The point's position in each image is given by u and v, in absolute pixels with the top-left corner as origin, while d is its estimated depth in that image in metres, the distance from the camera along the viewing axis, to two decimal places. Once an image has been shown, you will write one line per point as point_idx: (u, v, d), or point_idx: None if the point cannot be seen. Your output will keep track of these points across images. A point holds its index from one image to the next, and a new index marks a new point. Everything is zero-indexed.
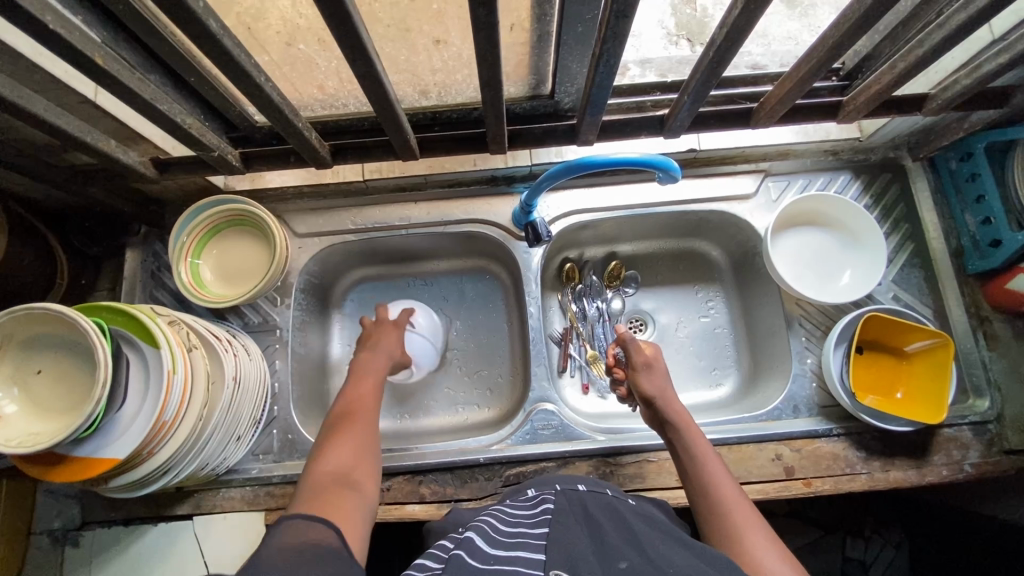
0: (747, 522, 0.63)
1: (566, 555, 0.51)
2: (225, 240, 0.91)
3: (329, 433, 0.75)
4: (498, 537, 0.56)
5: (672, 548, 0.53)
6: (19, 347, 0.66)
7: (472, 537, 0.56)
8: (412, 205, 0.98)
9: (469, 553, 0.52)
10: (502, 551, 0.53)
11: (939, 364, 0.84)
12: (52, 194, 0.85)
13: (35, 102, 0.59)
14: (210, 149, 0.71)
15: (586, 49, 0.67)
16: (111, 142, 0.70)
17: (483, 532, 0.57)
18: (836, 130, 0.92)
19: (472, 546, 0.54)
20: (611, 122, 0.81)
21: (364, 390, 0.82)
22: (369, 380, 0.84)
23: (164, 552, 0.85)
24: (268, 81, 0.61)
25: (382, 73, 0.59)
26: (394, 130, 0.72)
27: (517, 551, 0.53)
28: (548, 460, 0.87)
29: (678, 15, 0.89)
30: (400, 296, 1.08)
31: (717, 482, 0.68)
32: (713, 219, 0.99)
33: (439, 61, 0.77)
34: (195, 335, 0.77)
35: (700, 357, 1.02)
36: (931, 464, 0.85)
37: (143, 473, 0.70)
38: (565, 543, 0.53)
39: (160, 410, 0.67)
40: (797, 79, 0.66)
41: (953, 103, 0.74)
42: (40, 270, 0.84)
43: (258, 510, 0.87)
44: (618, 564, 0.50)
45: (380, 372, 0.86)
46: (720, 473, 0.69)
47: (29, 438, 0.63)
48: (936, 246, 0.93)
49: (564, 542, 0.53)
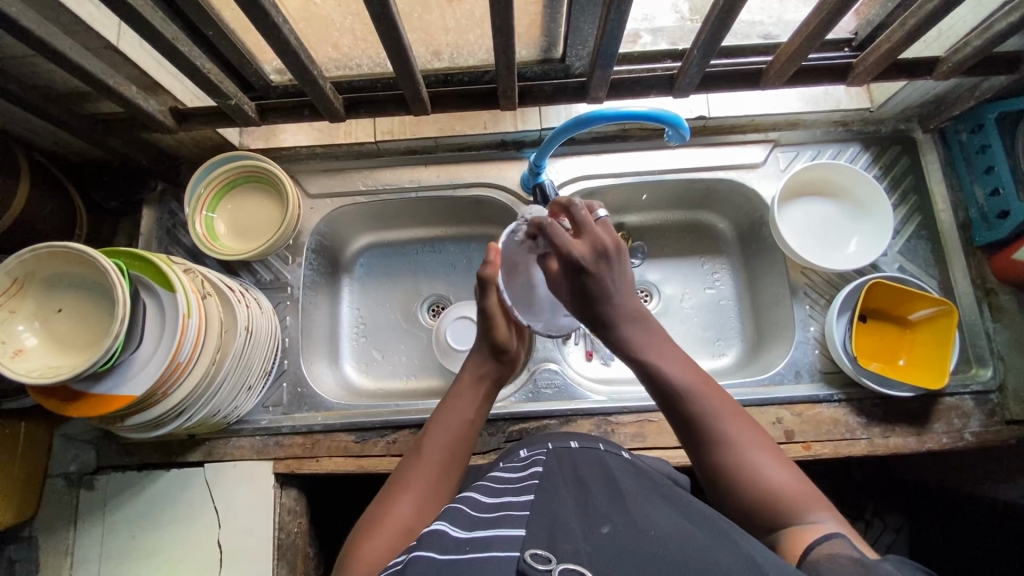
0: (747, 441, 0.60)
1: (545, 527, 0.48)
2: (240, 196, 0.93)
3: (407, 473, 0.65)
4: (473, 520, 0.51)
5: (659, 505, 0.52)
6: (40, 284, 0.68)
7: (441, 529, 0.48)
8: (422, 167, 0.99)
9: (433, 544, 0.46)
10: (477, 535, 0.47)
11: (943, 331, 0.84)
12: (74, 145, 0.88)
13: (61, 41, 0.61)
14: (227, 97, 0.73)
15: (596, 8, 0.67)
16: (132, 88, 0.72)
17: (453, 520, 0.50)
18: (845, 99, 0.93)
19: (441, 538, 0.47)
20: (620, 81, 0.81)
21: (457, 426, 0.69)
22: (461, 417, 0.70)
23: (176, 496, 0.88)
24: (285, 24, 0.62)
25: (396, 15, 0.60)
26: (407, 83, 0.74)
27: (493, 532, 0.48)
28: (550, 418, 0.89)
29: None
30: (409, 262, 1.09)
31: (707, 406, 0.62)
32: (721, 188, 0.99)
33: (451, 19, 0.78)
34: (210, 285, 0.80)
35: (705, 328, 1.03)
36: (932, 431, 0.85)
37: (157, 413, 0.72)
38: (548, 516, 0.50)
39: (174, 351, 0.69)
40: (808, 34, 0.67)
41: (964, 66, 0.74)
42: (61, 218, 0.87)
43: (268, 458, 0.89)
44: (601, 528, 0.48)
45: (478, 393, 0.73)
46: (704, 393, 0.63)
47: (48, 369, 0.65)
48: (943, 218, 0.93)
49: (546, 512, 0.50)
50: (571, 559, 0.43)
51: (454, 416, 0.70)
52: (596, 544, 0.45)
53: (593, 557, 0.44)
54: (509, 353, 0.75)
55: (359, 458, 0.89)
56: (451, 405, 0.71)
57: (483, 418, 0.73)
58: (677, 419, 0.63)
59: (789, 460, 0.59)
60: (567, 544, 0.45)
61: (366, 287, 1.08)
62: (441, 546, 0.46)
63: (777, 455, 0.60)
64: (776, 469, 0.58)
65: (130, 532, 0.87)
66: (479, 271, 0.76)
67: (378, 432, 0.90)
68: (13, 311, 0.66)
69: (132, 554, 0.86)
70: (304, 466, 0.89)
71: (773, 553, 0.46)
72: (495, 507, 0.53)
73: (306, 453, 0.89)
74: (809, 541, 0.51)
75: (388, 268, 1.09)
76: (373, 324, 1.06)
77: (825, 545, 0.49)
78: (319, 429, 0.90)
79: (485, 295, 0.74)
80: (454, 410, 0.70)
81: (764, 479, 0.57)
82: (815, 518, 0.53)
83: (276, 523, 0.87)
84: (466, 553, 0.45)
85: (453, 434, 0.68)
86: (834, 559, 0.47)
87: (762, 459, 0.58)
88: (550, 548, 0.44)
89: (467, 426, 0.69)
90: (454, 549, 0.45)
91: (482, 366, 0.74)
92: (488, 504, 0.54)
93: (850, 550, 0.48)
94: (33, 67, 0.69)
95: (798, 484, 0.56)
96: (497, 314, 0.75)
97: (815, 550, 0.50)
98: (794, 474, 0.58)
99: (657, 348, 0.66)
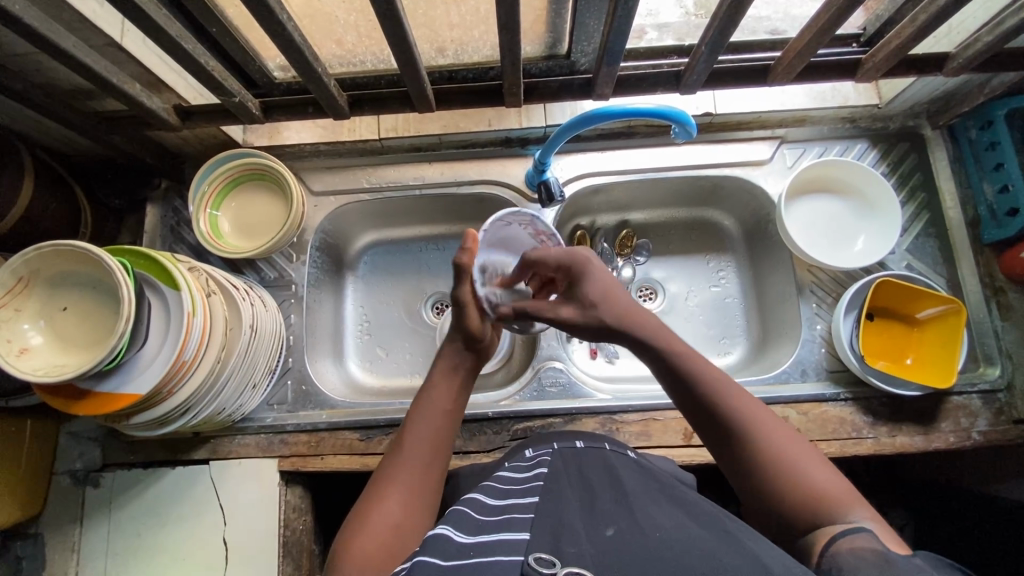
0: (782, 442, 0.58)
1: (550, 531, 0.48)
2: (244, 194, 0.93)
3: (388, 470, 0.63)
4: (478, 524, 0.50)
5: (664, 507, 0.52)
6: (45, 283, 0.68)
7: (446, 532, 0.48)
8: (427, 165, 0.99)
9: (438, 548, 0.46)
10: (481, 539, 0.47)
11: (951, 330, 0.84)
12: (78, 143, 0.87)
13: (64, 38, 0.61)
14: (231, 95, 0.73)
15: (602, 4, 0.67)
16: (136, 86, 0.71)
17: (458, 524, 0.50)
18: (853, 95, 0.92)
19: (446, 541, 0.47)
20: (626, 77, 0.81)
21: (434, 420, 0.66)
22: (438, 409, 0.67)
23: (182, 493, 0.88)
24: (290, 21, 0.62)
25: (401, 11, 0.59)
26: (411, 80, 0.73)
27: (497, 535, 0.48)
28: (555, 416, 0.89)
29: None
30: (412, 259, 1.09)
31: (739, 406, 0.60)
32: (727, 185, 0.99)
33: (456, 15, 0.77)
34: (214, 283, 0.79)
35: (710, 326, 1.03)
36: (939, 430, 0.85)
37: (163, 412, 0.72)
38: (553, 519, 0.49)
39: (179, 350, 0.68)
40: (816, 30, 0.66)
41: (974, 62, 0.73)
42: (66, 216, 0.87)
43: (272, 456, 0.89)
44: (605, 530, 0.47)
45: (456, 384, 0.70)
46: (734, 391, 0.61)
47: (54, 369, 0.65)
48: (952, 215, 0.92)
49: (551, 514, 0.50)
50: (575, 562, 0.43)
51: (432, 408, 0.67)
52: (602, 546, 0.45)
53: (597, 559, 0.43)
54: (483, 341, 0.72)
55: (363, 456, 0.89)
56: (428, 396, 0.68)
57: (462, 406, 0.70)
58: (708, 420, 0.61)
59: (823, 458, 0.58)
60: (571, 547, 0.45)
61: (370, 284, 1.08)
62: (445, 551, 0.45)
63: (810, 453, 0.59)
64: (812, 466, 0.57)
65: (136, 530, 0.87)
66: (456, 257, 0.69)
67: (383, 430, 0.90)
68: (18, 311, 0.66)
69: (138, 552, 0.87)
70: (308, 465, 0.88)
71: (781, 554, 0.45)
72: (501, 509, 0.53)
73: (311, 451, 0.89)
74: (838, 536, 0.51)
75: (392, 266, 1.09)
76: (377, 321, 1.06)
77: (850, 539, 0.50)
78: (323, 428, 0.90)
79: (458, 285, 0.69)
80: (431, 401, 0.68)
81: (801, 477, 0.56)
82: (854, 515, 0.53)
83: (281, 521, 0.87)
84: (470, 558, 0.45)
85: (431, 426, 0.66)
86: (857, 552, 0.47)
87: (796, 456, 0.57)
88: (555, 552, 0.44)
89: (446, 417, 0.67)
90: (457, 554, 0.45)
91: (456, 354, 0.72)
92: (494, 506, 0.54)
93: (875, 544, 0.48)
94: (37, 64, 0.69)
95: (835, 481, 0.56)
96: (472, 304, 0.70)
97: (836, 542, 0.50)
98: (830, 472, 0.57)
99: (682, 348, 0.65)
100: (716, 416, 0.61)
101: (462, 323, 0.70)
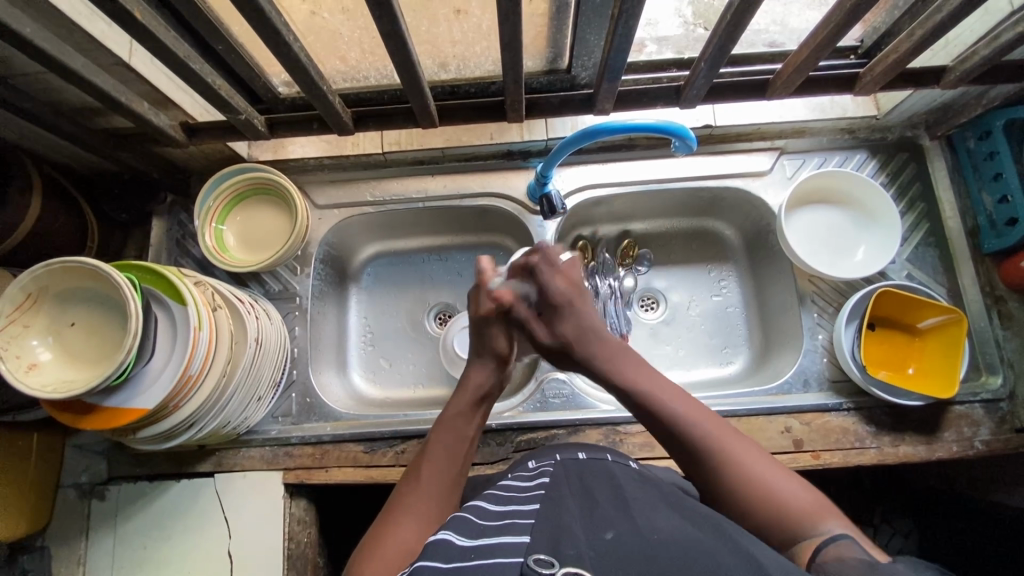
0: (746, 456, 0.60)
1: (549, 534, 0.48)
2: (249, 208, 0.94)
3: (402, 494, 0.63)
4: (478, 528, 0.51)
5: (662, 512, 0.52)
6: (52, 299, 0.68)
7: (446, 539, 0.49)
8: (430, 178, 1.00)
9: (437, 553, 0.46)
10: (482, 543, 0.47)
11: (952, 340, 0.85)
12: (85, 159, 0.88)
13: (74, 59, 0.63)
14: (237, 112, 0.74)
15: (603, 20, 0.68)
16: (144, 104, 0.73)
17: (459, 529, 0.51)
18: (852, 106, 0.93)
19: (446, 545, 0.47)
20: (627, 92, 0.81)
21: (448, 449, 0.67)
22: (453, 438, 0.67)
23: (187, 506, 0.88)
24: (296, 42, 0.63)
25: (405, 31, 0.61)
26: (415, 97, 0.74)
27: (497, 539, 0.48)
28: (558, 427, 0.89)
29: (695, 4, 0.85)
30: (416, 270, 1.10)
31: (702, 429, 0.62)
32: (727, 196, 0.99)
33: (458, 32, 0.78)
34: (220, 297, 0.80)
35: (710, 335, 1.03)
36: (942, 440, 0.85)
37: (169, 426, 0.72)
38: (553, 524, 0.50)
39: (186, 364, 0.69)
40: (814, 45, 0.67)
41: (971, 75, 0.74)
42: (73, 231, 0.88)
43: (278, 469, 0.89)
44: (604, 534, 0.48)
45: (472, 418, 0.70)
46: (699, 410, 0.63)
47: (63, 384, 0.65)
48: (951, 225, 0.93)
49: (551, 519, 0.51)
50: (573, 563, 0.43)
51: (450, 434, 0.68)
52: (599, 549, 0.45)
53: (596, 561, 0.44)
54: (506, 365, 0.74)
55: (367, 468, 0.89)
56: (447, 421, 0.69)
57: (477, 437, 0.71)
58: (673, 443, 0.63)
59: (792, 472, 0.60)
60: (570, 549, 0.45)
61: (374, 296, 1.09)
62: (446, 554, 0.46)
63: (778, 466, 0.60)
64: (777, 477, 0.58)
65: (141, 542, 0.88)
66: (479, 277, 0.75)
67: (387, 442, 0.90)
68: (26, 326, 0.67)
69: (142, 564, 0.87)
70: (313, 477, 0.89)
71: (775, 555, 0.46)
72: (500, 515, 0.53)
73: (315, 463, 0.90)
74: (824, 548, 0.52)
75: (394, 277, 1.10)
76: (381, 332, 1.07)
77: (836, 548, 0.51)
78: (328, 440, 0.91)
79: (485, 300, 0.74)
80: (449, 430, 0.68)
81: (770, 492, 0.57)
82: (827, 528, 0.54)
83: (286, 534, 0.87)
84: (471, 560, 0.45)
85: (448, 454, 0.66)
86: None
87: (762, 470, 0.59)
88: (553, 554, 0.44)
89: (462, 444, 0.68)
90: (458, 557, 0.46)
91: (480, 379, 0.72)
92: (494, 512, 0.54)
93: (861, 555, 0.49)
94: (47, 84, 0.70)
95: (803, 493, 0.57)
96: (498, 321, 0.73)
97: (823, 550, 0.52)
98: (799, 484, 0.58)
99: (644, 376, 0.68)
100: (682, 439, 0.62)
101: (490, 340, 0.73)
